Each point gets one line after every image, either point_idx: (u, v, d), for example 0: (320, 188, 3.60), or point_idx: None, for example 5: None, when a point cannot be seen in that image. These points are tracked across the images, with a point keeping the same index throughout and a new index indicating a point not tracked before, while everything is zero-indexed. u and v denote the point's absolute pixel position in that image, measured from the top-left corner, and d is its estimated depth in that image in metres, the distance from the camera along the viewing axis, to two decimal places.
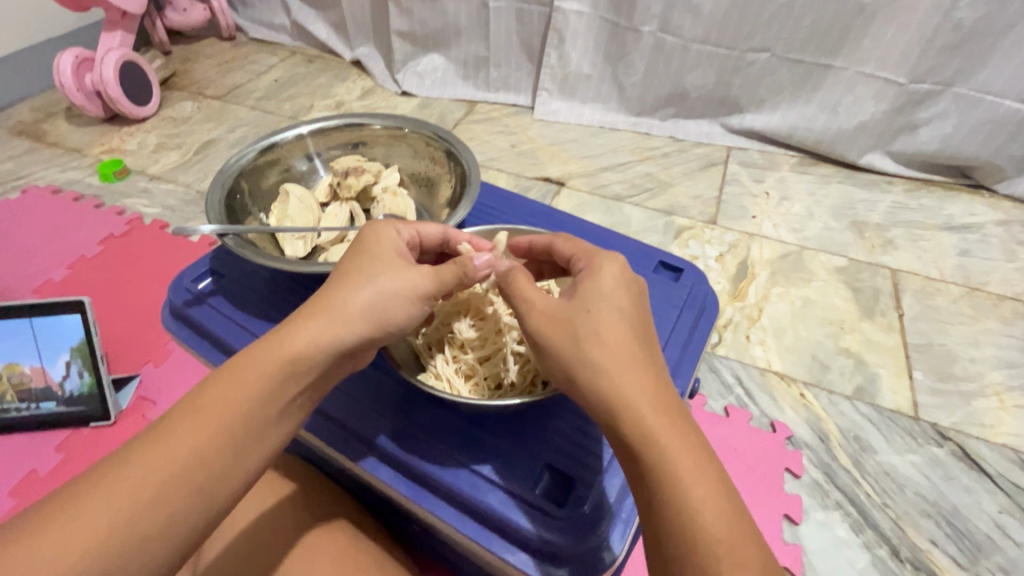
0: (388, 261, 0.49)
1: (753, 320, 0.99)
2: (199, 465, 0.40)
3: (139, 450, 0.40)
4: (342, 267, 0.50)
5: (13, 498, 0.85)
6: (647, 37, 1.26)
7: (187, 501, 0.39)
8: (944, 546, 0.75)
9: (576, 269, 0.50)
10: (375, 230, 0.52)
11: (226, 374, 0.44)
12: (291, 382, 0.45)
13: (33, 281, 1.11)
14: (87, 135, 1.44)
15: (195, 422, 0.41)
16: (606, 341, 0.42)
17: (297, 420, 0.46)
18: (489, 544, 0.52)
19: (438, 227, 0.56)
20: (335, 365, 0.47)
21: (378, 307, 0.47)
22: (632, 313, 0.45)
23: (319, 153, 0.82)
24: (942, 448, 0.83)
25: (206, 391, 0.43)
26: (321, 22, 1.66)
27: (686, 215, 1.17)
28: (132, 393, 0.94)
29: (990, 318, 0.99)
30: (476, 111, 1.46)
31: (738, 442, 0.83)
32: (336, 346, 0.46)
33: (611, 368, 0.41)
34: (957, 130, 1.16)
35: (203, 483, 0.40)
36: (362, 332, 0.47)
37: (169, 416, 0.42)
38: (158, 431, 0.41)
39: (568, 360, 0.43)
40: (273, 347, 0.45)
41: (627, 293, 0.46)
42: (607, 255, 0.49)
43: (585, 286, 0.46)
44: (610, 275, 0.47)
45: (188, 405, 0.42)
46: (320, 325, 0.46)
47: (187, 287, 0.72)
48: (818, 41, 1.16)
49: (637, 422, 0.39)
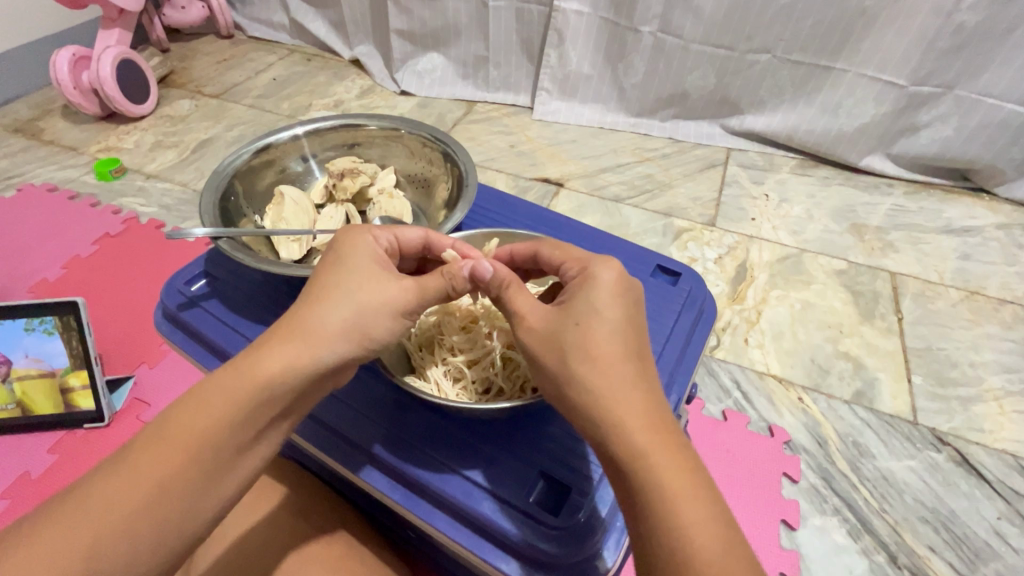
0: (365, 274, 0.48)
1: (752, 323, 0.98)
2: (163, 498, 0.40)
3: (104, 483, 0.39)
4: (320, 281, 0.48)
5: (4, 500, 0.84)
6: (647, 38, 1.25)
7: (153, 535, 0.39)
8: (943, 553, 0.74)
9: (567, 275, 0.49)
10: (354, 239, 0.51)
11: (196, 400, 0.43)
12: (264, 409, 0.43)
13: (28, 280, 1.10)
14: (85, 133, 1.44)
15: (161, 452, 0.41)
16: (595, 357, 0.42)
17: (274, 444, 0.45)
18: (484, 554, 0.52)
19: (418, 232, 0.55)
20: (312, 387, 0.46)
21: (355, 326, 0.46)
22: (624, 324, 0.43)
23: (315, 154, 0.81)
24: (940, 453, 0.83)
25: (173, 418, 0.42)
26: (320, 21, 1.65)
27: (685, 216, 1.17)
28: (126, 395, 0.93)
29: (990, 323, 0.98)
30: (475, 111, 1.46)
31: (737, 447, 0.83)
32: (311, 370, 0.44)
33: (599, 389, 0.41)
34: (957, 133, 1.16)
35: (171, 516, 0.40)
36: (340, 354, 0.45)
37: (135, 444, 0.41)
38: (124, 459, 0.41)
39: (558, 378, 0.43)
40: (243, 371, 0.43)
41: (620, 303, 0.44)
42: (599, 262, 0.47)
43: (574, 297, 0.45)
44: (601, 285, 0.45)
45: (156, 431, 0.42)
46: (294, 349, 0.44)
47: (180, 290, 0.71)
48: (819, 43, 1.15)
49: (627, 444, 0.39)
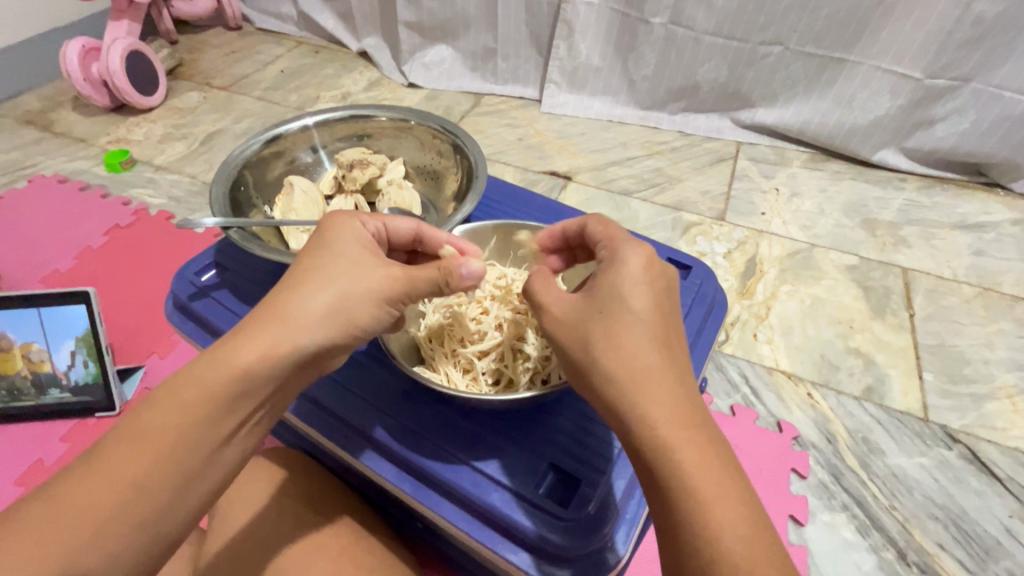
0: (352, 260, 0.48)
1: (762, 318, 0.97)
2: (142, 493, 0.40)
3: (76, 481, 0.39)
4: (299, 266, 0.48)
5: (18, 486, 0.85)
6: (659, 29, 1.24)
7: (134, 531, 0.39)
8: (953, 551, 0.73)
9: (599, 256, 0.49)
10: (340, 222, 0.51)
11: (169, 393, 0.42)
12: (242, 399, 0.44)
13: (39, 271, 1.11)
14: (94, 125, 1.44)
15: (134, 448, 0.40)
16: (621, 345, 0.41)
17: (253, 435, 0.46)
18: (491, 544, 0.52)
19: (410, 223, 0.55)
20: (292, 375, 0.46)
21: (339, 312, 0.46)
22: (653, 314, 0.43)
23: (324, 144, 0.81)
24: (951, 450, 0.82)
25: (148, 413, 0.42)
26: (328, 13, 1.65)
27: (695, 211, 1.16)
28: (137, 384, 0.94)
29: (1004, 320, 0.97)
30: (483, 104, 1.45)
31: (745, 440, 0.82)
32: (292, 357, 0.45)
33: (626, 376, 0.40)
34: (973, 127, 1.14)
35: (149, 512, 0.40)
36: (320, 340, 0.46)
37: (109, 439, 0.41)
38: (98, 457, 0.40)
39: (580, 365, 0.43)
40: (217, 363, 0.43)
41: (650, 291, 0.44)
42: (632, 246, 0.46)
43: (599, 283, 0.45)
44: (631, 270, 0.44)
45: (130, 427, 0.41)
46: (274, 337, 0.44)
47: (191, 281, 0.72)
48: (833, 34, 1.14)
49: (654, 437, 0.38)
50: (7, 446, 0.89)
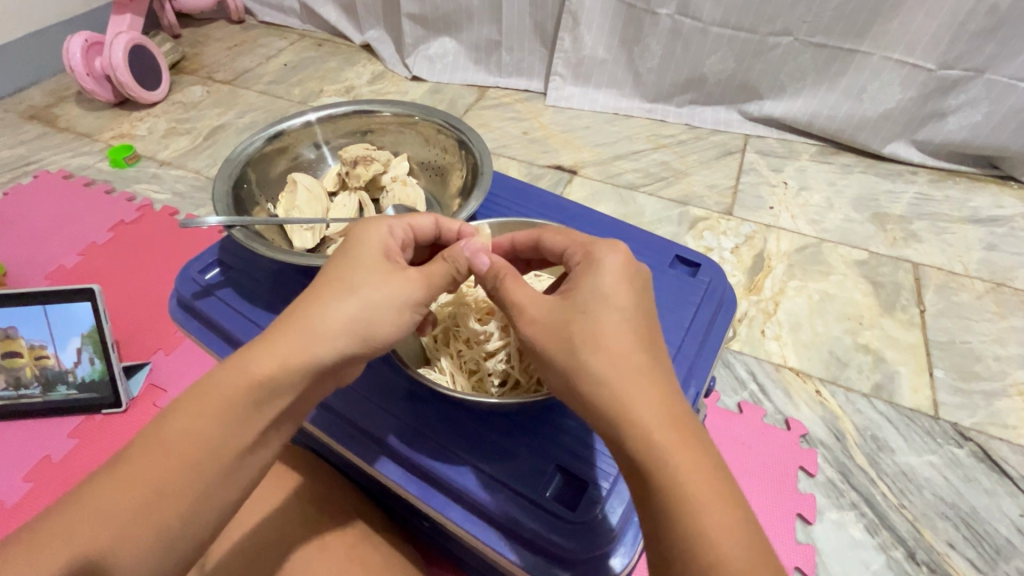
0: (374, 268, 0.48)
1: (770, 314, 0.96)
2: (166, 500, 0.40)
3: (103, 486, 0.40)
4: (323, 276, 0.48)
5: (27, 483, 0.86)
6: (665, 20, 1.22)
7: (160, 538, 0.39)
8: (962, 550, 0.73)
9: (571, 263, 0.49)
10: (366, 229, 0.50)
11: (193, 401, 0.43)
12: (262, 409, 0.43)
13: (45, 267, 1.11)
14: (98, 120, 1.43)
15: (158, 455, 0.41)
16: (607, 348, 0.41)
17: (276, 442, 0.46)
18: (498, 546, 0.51)
19: (429, 218, 0.54)
20: (312, 385, 0.46)
21: (359, 322, 0.45)
22: (634, 311, 0.43)
23: (327, 141, 0.81)
24: (962, 448, 0.81)
25: (172, 420, 0.42)
26: (331, 5, 1.63)
27: (701, 205, 1.15)
28: (143, 380, 0.94)
29: (1017, 316, 0.96)
30: (487, 97, 1.44)
31: (753, 439, 0.82)
32: (310, 368, 0.44)
33: (611, 378, 0.40)
34: (986, 120, 1.12)
35: (173, 520, 0.40)
36: (340, 351, 0.45)
37: (134, 445, 0.42)
38: (123, 462, 0.41)
39: (566, 369, 0.42)
40: (238, 371, 0.43)
41: (627, 290, 0.44)
42: (603, 247, 0.46)
43: (579, 286, 0.44)
44: (608, 272, 0.44)
45: (155, 433, 0.42)
46: (291, 345, 0.44)
47: (194, 279, 0.71)
48: (843, 25, 1.12)
49: (644, 441, 0.38)
50: (15, 442, 0.89)
